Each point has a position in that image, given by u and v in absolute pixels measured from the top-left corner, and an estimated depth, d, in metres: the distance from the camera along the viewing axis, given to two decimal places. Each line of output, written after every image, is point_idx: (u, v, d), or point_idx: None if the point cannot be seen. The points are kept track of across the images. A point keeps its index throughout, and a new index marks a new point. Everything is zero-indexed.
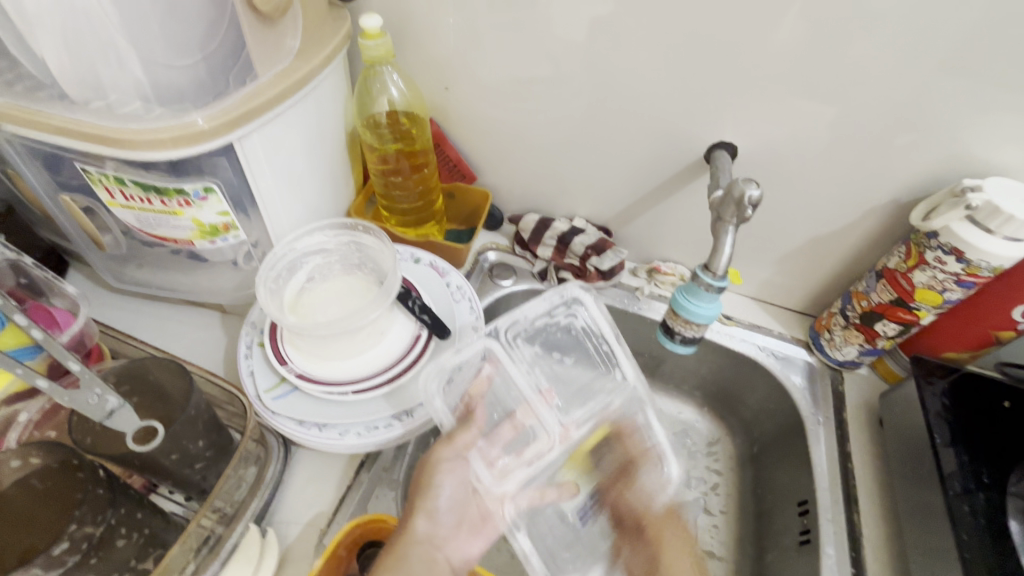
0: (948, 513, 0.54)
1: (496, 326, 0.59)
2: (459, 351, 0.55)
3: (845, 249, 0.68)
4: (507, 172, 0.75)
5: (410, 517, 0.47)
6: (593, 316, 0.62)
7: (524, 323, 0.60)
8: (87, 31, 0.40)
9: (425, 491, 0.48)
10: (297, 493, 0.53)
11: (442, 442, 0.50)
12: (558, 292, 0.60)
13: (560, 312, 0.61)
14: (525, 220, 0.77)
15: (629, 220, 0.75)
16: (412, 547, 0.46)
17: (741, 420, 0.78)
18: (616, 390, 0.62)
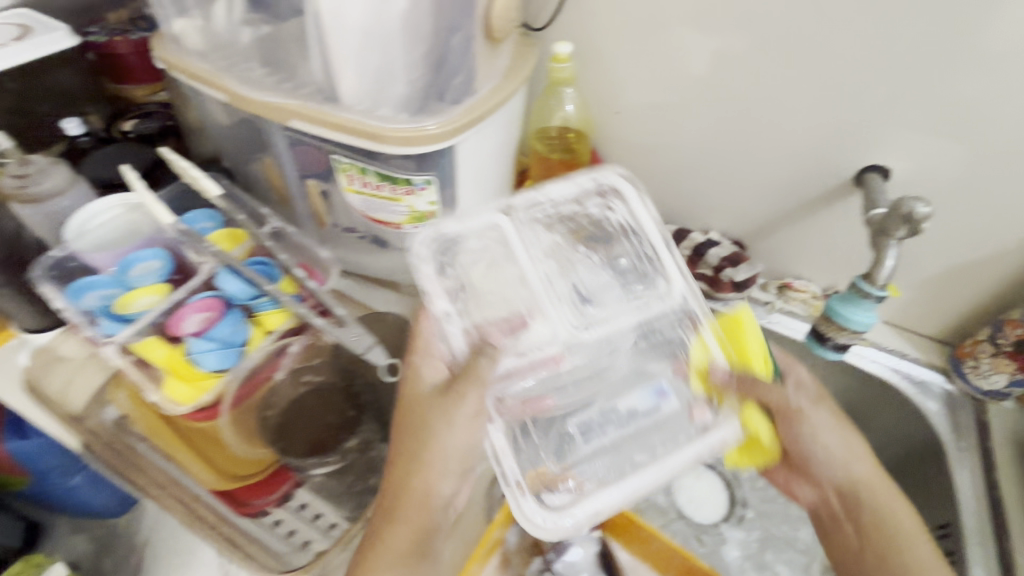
0: None
1: (513, 204, 0.56)
2: (463, 220, 0.55)
3: (996, 277, 0.68)
4: (646, 186, 0.82)
5: (415, 462, 0.48)
6: (628, 212, 0.58)
7: (536, 197, 0.57)
8: (377, 52, 0.51)
9: (411, 463, 0.48)
10: None
11: (445, 385, 0.49)
12: (591, 179, 0.57)
13: (590, 201, 0.58)
14: (662, 230, 0.82)
15: (765, 236, 0.79)
16: (417, 500, 0.48)
17: (866, 444, 0.78)
18: (659, 299, 0.56)
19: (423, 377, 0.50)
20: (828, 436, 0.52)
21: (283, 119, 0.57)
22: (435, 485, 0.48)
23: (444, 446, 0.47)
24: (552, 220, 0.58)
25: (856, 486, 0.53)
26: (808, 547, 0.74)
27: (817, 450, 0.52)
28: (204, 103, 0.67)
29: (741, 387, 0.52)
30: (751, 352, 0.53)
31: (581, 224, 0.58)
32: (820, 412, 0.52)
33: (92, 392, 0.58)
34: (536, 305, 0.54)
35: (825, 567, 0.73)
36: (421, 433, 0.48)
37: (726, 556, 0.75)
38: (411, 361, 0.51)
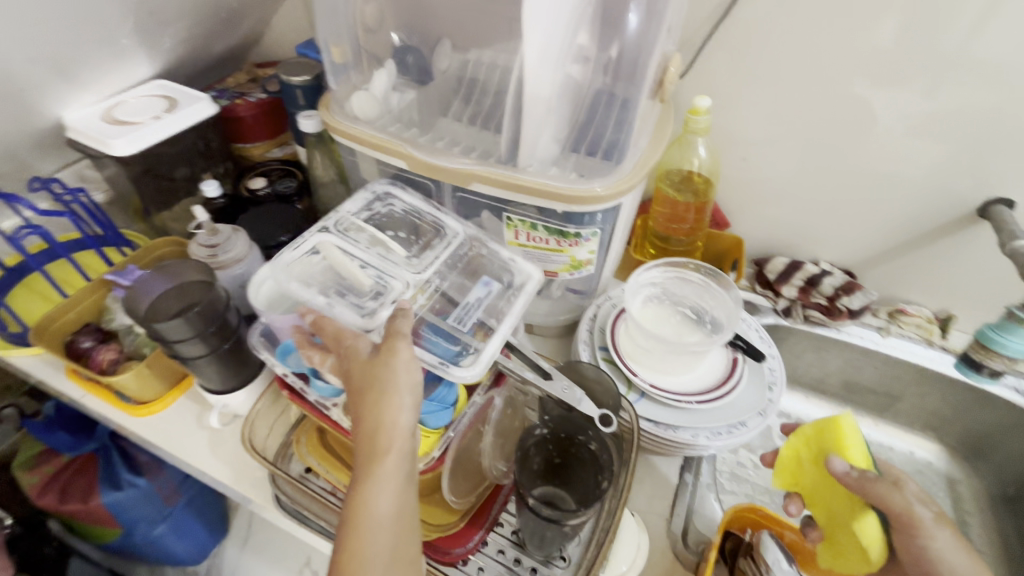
0: None
1: (392, 191, 0.66)
2: (354, 199, 0.65)
3: None
4: (758, 221, 0.86)
5: (371, 398, 0.45)
6: (406, 202, 0.66)
7: (344, 213, 0.63)
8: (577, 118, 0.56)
9: (376, 390, 0.45)
10: (638, 486, 0.63)
11: (381, 349, 0.47)
12: (367, 188, 0.66)
13: (376, 205, 0.65)
14: (773, 262, 0.86)
15: (877, 265, 0.83)
16: (384, 440, 0.44)
17: (990, 464, 0.81)
18: (443, 238, 0.63)
19: (358, 348, 0.48)
20: (953, 555, 0.45)
21: (466, 183, 0.61)
22: (383, 413, 0.44)
23: (401, 390, 0.45)
24: (388, 229, 0.64)
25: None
26: None
27: (943, 574, 0.45)
28: (358, 164, 0.72)
29: (856, 488, 0.48)
30: (854, 454, 0.50)
31: (377, 221, 0.64)
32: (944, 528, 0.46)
33: (284, 435, 0.63)
34: (380, 269, 0.58)
35: None
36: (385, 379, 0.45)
37: None
38: (347, 342, 0.49)
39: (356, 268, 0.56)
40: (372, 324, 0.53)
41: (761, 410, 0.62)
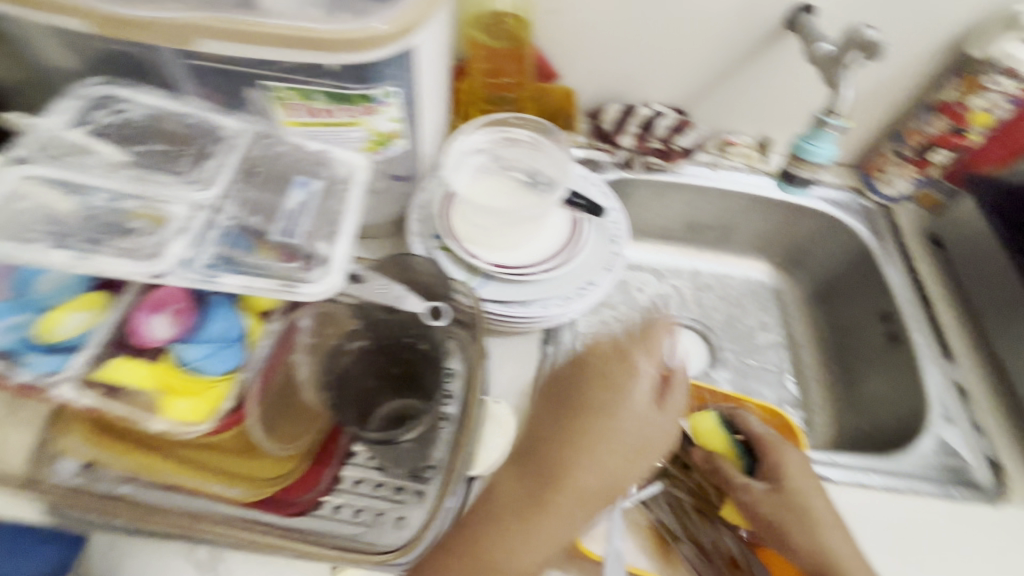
0: None
1: (116, 90, 0.50)
2: (59, 110, 0.48)
3: (898, 93, 0.76)
4: (584, 67, 0.78)
5: (597, 418, 0.48)
6: (141, 97, 0.50)
7: (47, 133, 0.47)
8: None
9: (608, 389, 0.50)
10: (500, 371, 0.59)
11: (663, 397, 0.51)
12: (75, 95, 0.49)
13: (97, 113, 0.49)
14: (606, 112, 0.81)
15: (703, 97, 0.81)
16: (595, 449, 0.46)
17: (809, 271, 0.91)
18: (222, 142, 0.49)
19: (624, 428, 0.48)
20: (831, 535, 0.49)
21: (186, 42, 0.44)
22: (605, 439, 0.47)
23: (639, 442, 0.48)
24: (138, 142, 0.48)
25: (827, 532, 0.49)
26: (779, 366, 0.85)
27: (798, 536, 0.50)
28: (38, 41, 0.50)
29: (709, 475, 0.56)
30: (717, 444, 0.58)
31: (118, 129, 0.48)
32: (809, 477, 0.53)
33: (37, 435, 0.46)
34: (139, 196, 0.45)
35: (797, 376, 0.84)
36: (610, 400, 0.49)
37: None
38: (611, 385, 0.50)
39: (70, 200, 0.43)
40: (160, 267, 0.41)
41: (608, 265, 0.60)
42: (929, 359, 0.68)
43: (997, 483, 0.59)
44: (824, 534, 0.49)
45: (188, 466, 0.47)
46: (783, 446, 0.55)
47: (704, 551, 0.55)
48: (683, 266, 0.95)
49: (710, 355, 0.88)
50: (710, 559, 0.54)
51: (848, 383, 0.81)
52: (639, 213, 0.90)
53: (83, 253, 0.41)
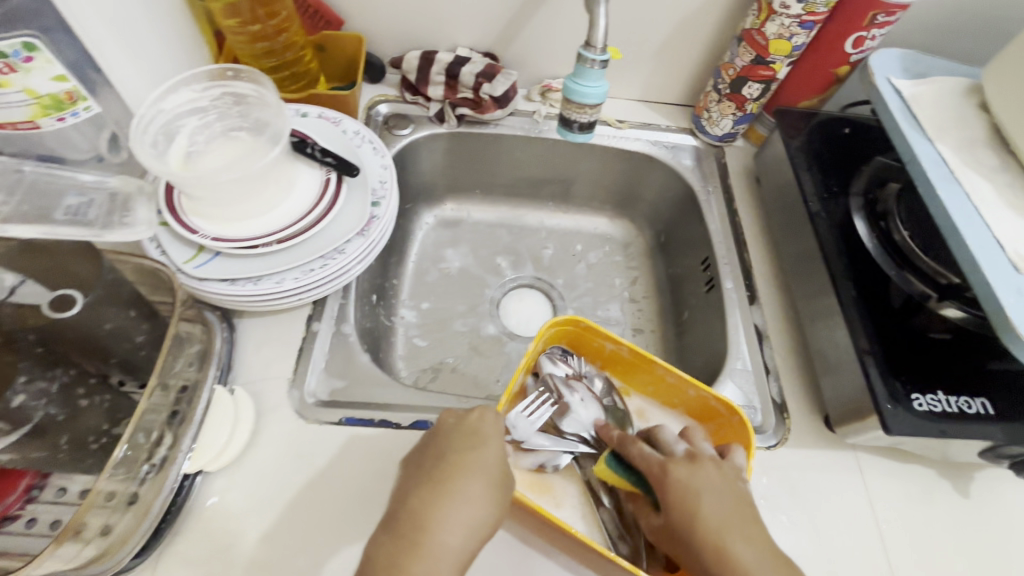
0: (818, 238, 0.61)
1: None
2: None
3: (708, 25, 0.72)
4: (373, 12, 0.72)
5: (439, 505, 0.41)
6: None
7: None
8: None
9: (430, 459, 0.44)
10: (253, 354, 0.55)
11: (465, 439, 0.45)
12: None
13: None
14: (407, 60, 0.74)
15: (511, 39, 0.75)
16: (434, 543, 0.40)
17: (647, 218, 0.88)
18: None
19: (426, 495, 0.42)
20: (741, 545, 0.40)
21: None
22: (450, 529, 0.40)
23: (441, 506, 0.41)
24: None
25: (730, 544, 0.40)
26: (619, 320, 0.84)
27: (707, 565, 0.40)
28: None
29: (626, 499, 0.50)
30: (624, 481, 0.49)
31: None
32: (706, 496, 0.43)
33: None
34: None
35: (636, 330, 0.83)
36: (455, 488, 0.42)
37: None
38: (421, 450, 0.45)
39: None
40: None
41: (361, 229, 0.54)
42: (733, 303, 0.66)
43: (779, 425, 0.58)
44: (733, 548, 0.40)
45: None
46: (666, 474, 0.44)
47: (623, 517, 0.51)
48: (529, 222, 0.92)
49: (551, 312, 0.86)
50: (626, 530, 0.50)
51: (678, 331, 0.80)
52: (469, 169, 0.85)
53: None
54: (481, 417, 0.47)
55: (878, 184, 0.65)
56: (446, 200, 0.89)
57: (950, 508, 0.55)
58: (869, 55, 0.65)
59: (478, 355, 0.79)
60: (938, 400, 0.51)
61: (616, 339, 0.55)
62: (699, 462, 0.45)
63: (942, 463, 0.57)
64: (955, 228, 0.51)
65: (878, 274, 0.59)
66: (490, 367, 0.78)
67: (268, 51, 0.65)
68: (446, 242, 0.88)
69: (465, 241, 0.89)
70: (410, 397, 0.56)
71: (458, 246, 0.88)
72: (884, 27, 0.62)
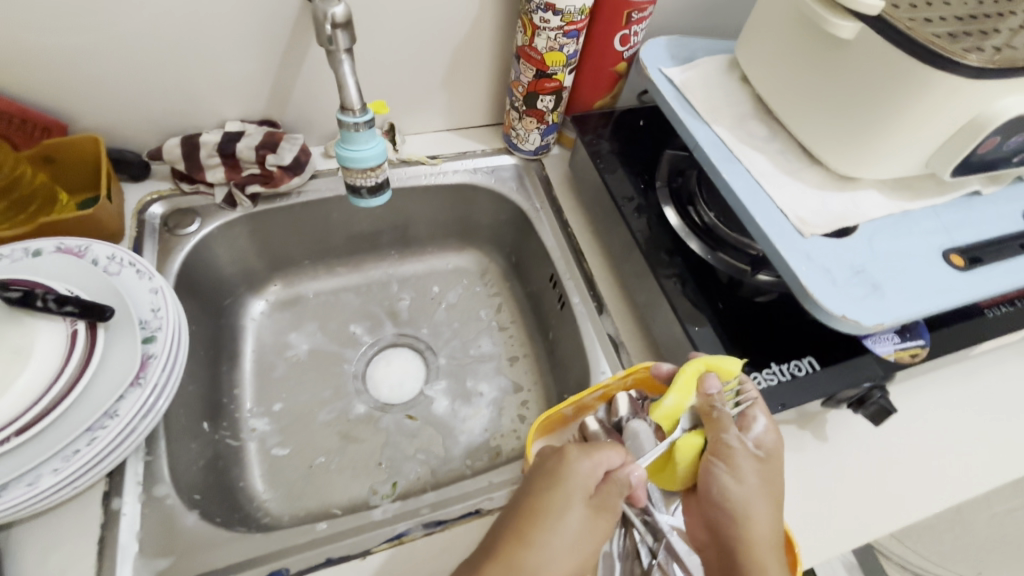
0: (637, 238, 0.62)
1: None
2: None
3: (486, 46, 0.70)
4: (106, 105, 0.61)
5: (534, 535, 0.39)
6: None
7: None
8: None
9: (537, 506, 0.41)
10: (36, 567, 0.44)
11: (558, 475, 0.42)
12: None
13: None
14: (167, 150, 0.64)
15: (286, 100, 0.67)
16: None
17: (493, 242, 0.86)
18: None
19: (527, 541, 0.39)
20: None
21: None
22: (544, 564, 0.39)
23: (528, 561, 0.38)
24: None
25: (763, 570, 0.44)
26: (493, 353, 0.81)
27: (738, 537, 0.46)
28: None
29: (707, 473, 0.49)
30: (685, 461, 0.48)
31: None
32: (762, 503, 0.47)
33: None
34: None
35: (511, 358, 0.81)
36: (544, 522, 0.40)
37: (438, 410, 0.76)
38: (538, 487, 0.42)
39: None
40: None
41: (136, 377, 0.46)
42: (584, 317, 0.66)
43: None
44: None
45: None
46: (733, 460, 0.46)
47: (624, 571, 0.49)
48: (377, 277, 0.86)
49: (424, 367, 0.80)
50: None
51: (549, 350, 0.78)
52: (287, 243, 0.77)
53: None
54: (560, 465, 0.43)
55: (678, 173, 0.68)
56: (274, 280, 0.80)
57: (816, 456, 0.58)
58: (639, 49, 0.67)
59: (352, 442, 0.72)
60: (773, 372, 0.53)
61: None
62: (769, 457, 0.48)
63: (798, 417, 0.60)
64: (746, 207, 0.53)
65: (699, 260, 0.61)
66: (368, 452, 0.71)
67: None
68: (288, 325, 0.79)
69: (310, 319, 0.81)
70: (259, 544, 0.48)
71: (302, 326, 0.80)
72: (642, 22, 0.64)
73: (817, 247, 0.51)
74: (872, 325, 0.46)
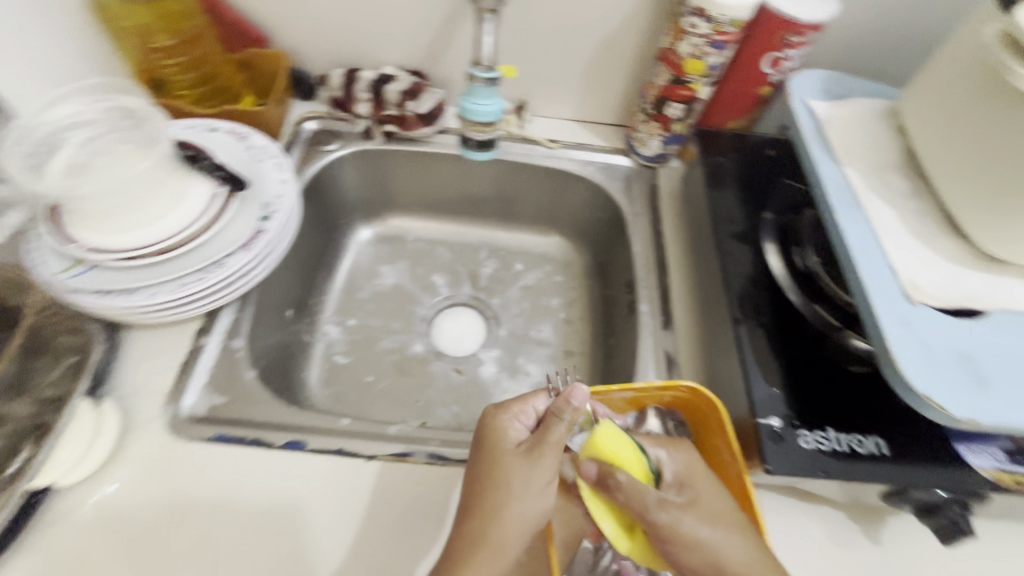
0: (724, 261, 0.59)
1: None
2: None
3: (633, 44, 0.71)
4: (299, 29, 0.72)
5: (490, 513, 0.43)
6: None
7: None
8: None
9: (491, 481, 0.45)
10: (135, 366, 0.54)
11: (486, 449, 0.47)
12: None
13: None
14: (333, 79, 0.75)
15: (439, 57, 0.75)
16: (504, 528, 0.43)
17: (586, 237, 0.87)
18: None
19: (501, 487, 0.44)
20: None
21: None
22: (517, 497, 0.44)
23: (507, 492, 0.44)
24: None
25: None
26: (551, 341, 0.82)
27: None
28: None
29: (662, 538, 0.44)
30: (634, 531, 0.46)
31: None
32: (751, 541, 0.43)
33: None
34: None
35: (567, 351, 0.81)
36: (520, 483, 0.44)
37: (483, 374, 0.79)
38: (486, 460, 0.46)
39: None
40: None
41: (245, 243, 0.54)
42: (647, 327, 0.64)
43: None
44: None
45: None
46: (688, 509, 0.44)
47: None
48: (470, 240, 0.91)
49: (484, 332, 0.84)
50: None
51: (607, 355, 0.77)
52: (404, 185, 0.85)
53: None
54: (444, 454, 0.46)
55: (794, 211, 0.63)
56: (383, 216, 0.89)
57: (859, 555, 0.51)
58: (789, 76, 0.64)
59: (401, 374, 0.77)
60: (827, 437, 0.48)
61: (726, 432, 0.49)
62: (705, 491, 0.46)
63: (852, 506, 0.53)
64: (851, 255, 0.48)
65: (784, 302, 0.56)
66: (411, 387, 0.76)
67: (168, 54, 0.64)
68: (383, 257, 0.88)
69: (402, 258, 0.88)
70: (293, 415, 0.55)
71: (394, 262, 0.88)
72: (799, 47, 0.60)
73: (923, 318, 0.45)
74: (964, 419, 0.40)
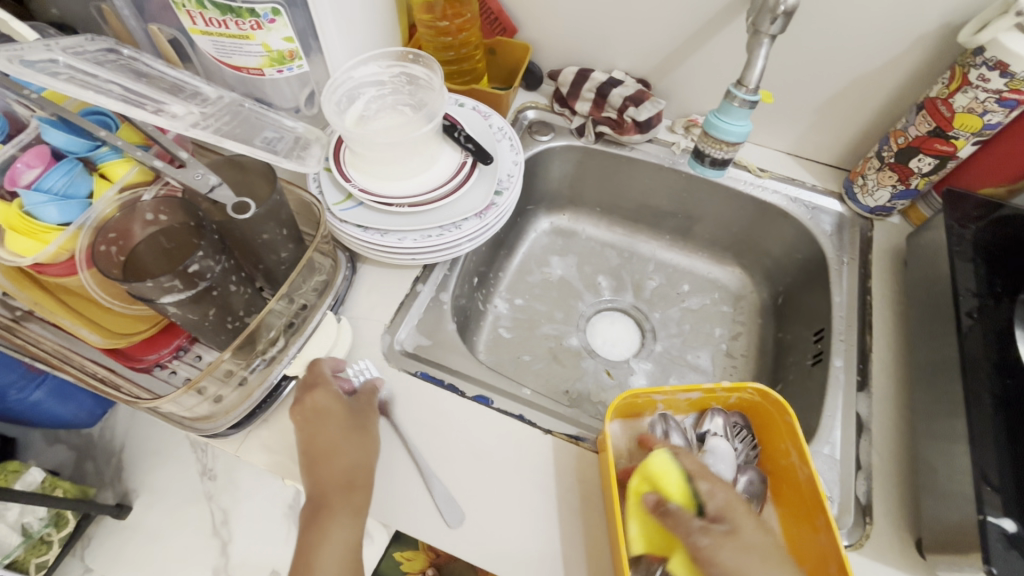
0: (959, 337, 0.54)
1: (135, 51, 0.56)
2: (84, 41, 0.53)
3: (886, 88, 0.67)
4: (545, 26, 0.78)
5: (325, 453, 0.50)
6: (140, 56, 0.57)
7: (70, 45, 0.52)
8: None
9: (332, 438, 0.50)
10: (363, 295, 0.62)
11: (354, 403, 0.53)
12: (98, 39, 0.55)
13: (110, 57, 0.55)
14: (563, 75, 0.79)
15: (669, 70, 0.76)
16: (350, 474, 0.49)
17: (768, 273, 0.83)
18: (191, 90, 0.56)
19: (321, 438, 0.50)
20: None
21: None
22: (348, 452, 0.49)
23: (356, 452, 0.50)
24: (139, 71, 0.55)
25: None
26: (708, 370, 0.80)
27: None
28: None
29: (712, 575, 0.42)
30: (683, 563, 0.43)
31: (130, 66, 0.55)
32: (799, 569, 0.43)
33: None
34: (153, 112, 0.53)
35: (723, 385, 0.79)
36: (351, 433, 0.51)
37: (634, 383, 0.79)
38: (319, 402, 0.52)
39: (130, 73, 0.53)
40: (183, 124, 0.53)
41: (479, 212, 0.60)
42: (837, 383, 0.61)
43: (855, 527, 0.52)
44: None
45: (43, 294, 0.52)
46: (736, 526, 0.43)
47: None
48: (642, 251, 0.92)
49: (640, 342, 0.84)
50: None
51: None
52: (595, 185, 0.88)
53: (88, 76, 0.49)
54: (317, 395, 0.52)
55: None
56: (565, 210, 0.93)
57: None
58: None
59: (556, 363, 0.80)
60: None
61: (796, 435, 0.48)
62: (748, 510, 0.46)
63: None
64: None
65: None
66: (564, 375, 0.79)
67: (438, 31, 0.73)
68: (556, 249, 0.91)
69: (574, 253, 0.91)
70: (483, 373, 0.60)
71: (566, 255, 0.91)
72: None
73: None
74: None
